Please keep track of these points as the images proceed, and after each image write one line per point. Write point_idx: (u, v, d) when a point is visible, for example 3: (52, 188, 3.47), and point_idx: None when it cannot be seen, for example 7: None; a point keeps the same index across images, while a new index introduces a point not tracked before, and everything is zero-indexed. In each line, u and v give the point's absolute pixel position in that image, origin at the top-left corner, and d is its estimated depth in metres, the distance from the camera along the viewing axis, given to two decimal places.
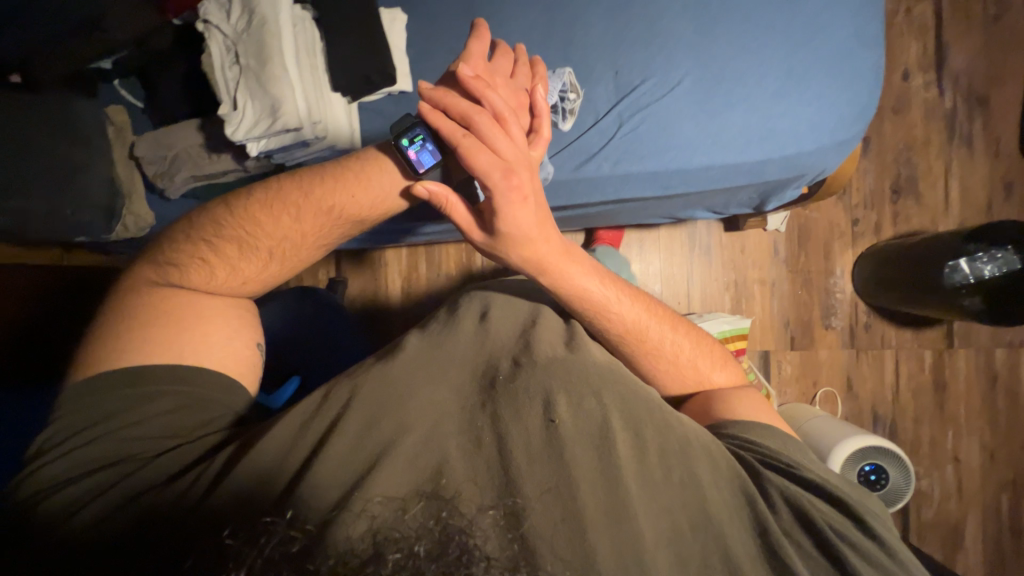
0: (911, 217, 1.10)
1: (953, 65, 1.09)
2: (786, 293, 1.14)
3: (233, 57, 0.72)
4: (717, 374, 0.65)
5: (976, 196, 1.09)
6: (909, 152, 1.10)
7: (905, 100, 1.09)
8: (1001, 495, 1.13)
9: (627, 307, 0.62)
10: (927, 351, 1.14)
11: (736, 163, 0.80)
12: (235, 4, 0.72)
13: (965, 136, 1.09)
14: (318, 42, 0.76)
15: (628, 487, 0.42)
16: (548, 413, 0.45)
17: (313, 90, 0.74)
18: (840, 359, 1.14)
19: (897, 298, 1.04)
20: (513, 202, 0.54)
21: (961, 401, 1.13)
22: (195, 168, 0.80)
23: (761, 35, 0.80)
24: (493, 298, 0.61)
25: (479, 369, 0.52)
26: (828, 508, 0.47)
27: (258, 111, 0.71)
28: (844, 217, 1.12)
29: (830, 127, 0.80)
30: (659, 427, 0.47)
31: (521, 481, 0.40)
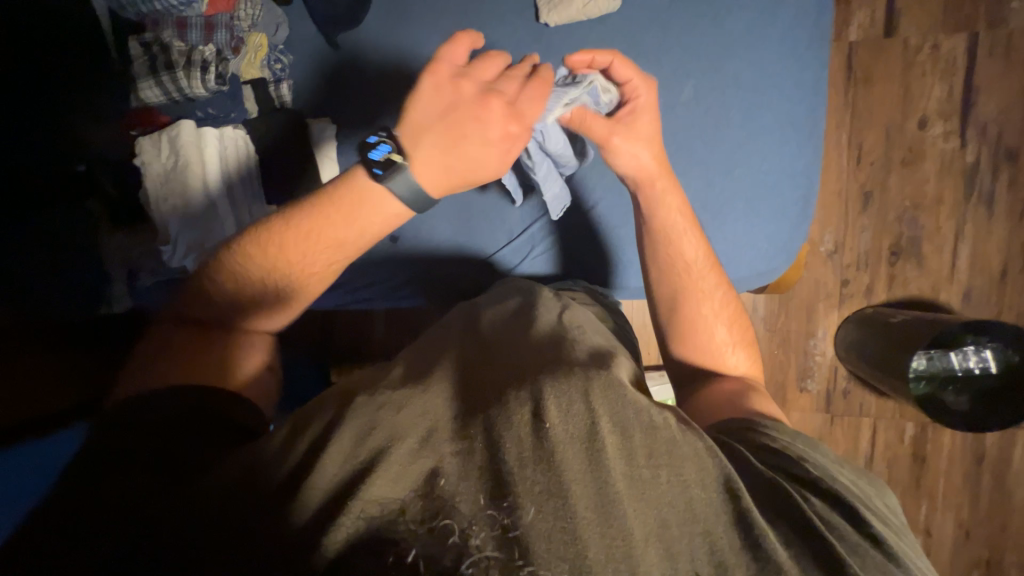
0: (910, 282, 1.11)
1: (981, 112, 1.07)
2: (762, 351, 1.14)
3: (163, 191, 0.76)
4: (739, 357, 0.67)
5: (985, 262, 1.09)
6: (915, 210, 1.10)
7: (919, 150, 1.09)
8: (972, 574, 1.11)
9: (693, 244, 0.68)
10: (910, 423, 1.11)
11: (748, 172, 0.81)
12: (164, 142, 0.76)
13: (987, 194, 1.09)
14: (253, 156, 0.79)
15: (615, 484, 0.35)
16: (538, 417, 0.36)
17: (243, 214, 0.78)
18: (813, 422, 1.14)
19: (875, 373, 1.04)
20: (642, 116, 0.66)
21: (941, 475, 1.11)
22: (155, 271, 0.82)
23: (685, 167, 0.81)
24: (481, 308, 0.59)
25: (460, 369, 0.44)
26: (822, 507, 0.42)
27: (190, 243, 0.77)
28: (833, 277, 1.12)
29: (746, 259, 0.83)
30: (648, 426, 0.38)
31: (511, 480, 0.34)
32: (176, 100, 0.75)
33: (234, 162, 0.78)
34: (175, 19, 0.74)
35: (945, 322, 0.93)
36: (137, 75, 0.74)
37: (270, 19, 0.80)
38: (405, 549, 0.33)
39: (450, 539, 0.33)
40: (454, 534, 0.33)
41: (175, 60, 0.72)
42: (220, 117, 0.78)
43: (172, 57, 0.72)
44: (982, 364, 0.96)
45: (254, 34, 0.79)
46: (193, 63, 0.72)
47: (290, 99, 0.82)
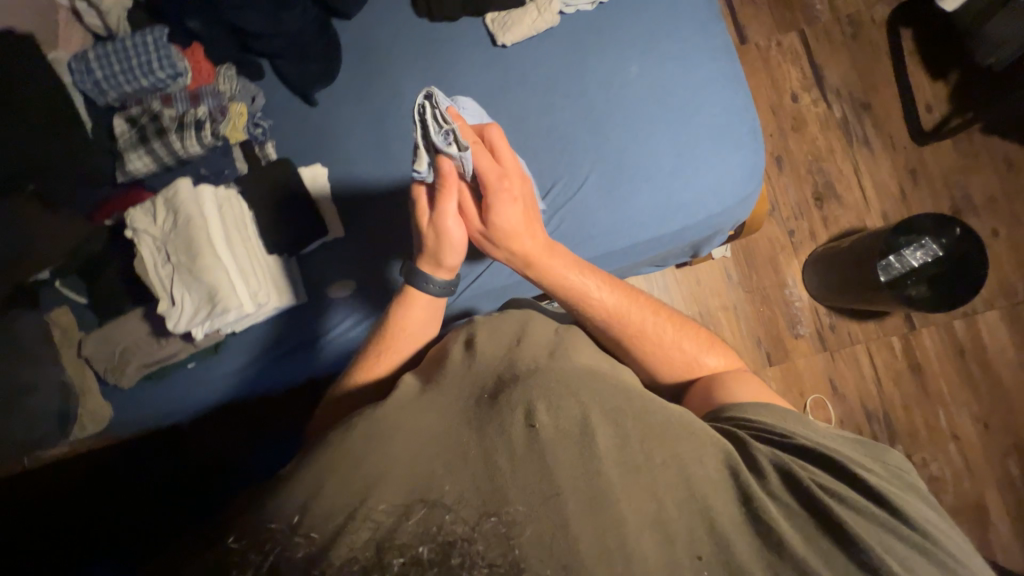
0: (840, 219, 1.19)
1: (831, 80, 1.22)
2: (749, 313, 1.18)
3: (165, 255, 0.77)
4: (711, 358, 0.62)
5: (887, 187, 1.20)
6: (818, 162, 1.21)
7: (800, 117, 1.21)
8: (1008, 462, 1.14)
9: (605, 295, 0.62)
10: (895, 338, 1.18)
11: (704, 142, 0.82)
12: (159, 206, 0.77)
13: (862, 137, 1.21)
14: (247, 214, 0.82)
15: (605, 471, 0.38)
16: (529, 420, 0.40)
17: (244, 267, 0.78)
18: (819, 364, 1.17)
19: (845, 298, 1.09)
20: (501, 201, 0.60)
21: (939, 377, 1.17)
22: (145, 356, 0.83)
23: (647, 121, 0.83)
24: (477, 325, 0.56)
25: (454, 391, 0.46)
26: (823, 475, 0.43)
27: (196, 301, 0.76)
28: (780, 231, 1.20)
29: (730, 189, 0.82)
30: (639, 413, 0.43)
31: (505, 487, 0.36)
32: (168, 164, 0.85)
33: (230, 220, 0.79)
34: (160, 96, 0.85)
35: (877, 234, 1.02)
36: (125, 150, 0.83)
37: (246, 92, 0.88)
38: (409, 550, 0.32)
39: (453, 541, 0.33)
40: (456, 536, 0.33)
41: (168, 126, 0.83)
42: (213, 176, 0.87)
43: (165, 124, 0.83)
44: (929, 254, 1.05)
45: (235, 103, 0.86)
46: (188, 126, 0.83)
47: (275, 155, 0.88)
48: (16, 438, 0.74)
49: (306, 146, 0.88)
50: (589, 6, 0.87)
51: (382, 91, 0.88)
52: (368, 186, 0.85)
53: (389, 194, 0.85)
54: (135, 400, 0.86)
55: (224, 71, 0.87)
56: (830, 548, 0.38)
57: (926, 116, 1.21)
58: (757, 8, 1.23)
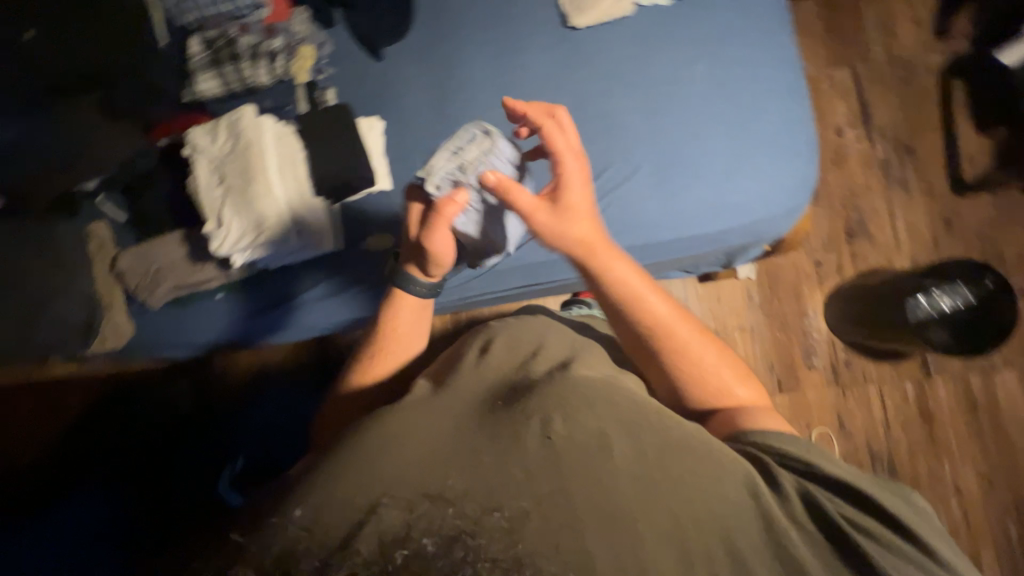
0: (868, 257, 1.18)
1: (877, 119, 1.21)
2: (766, 338, 1.16)
3: (218, 176, 0.74)
4: (741, 387, 0.58)
5: (920, 232, 1.18)
6: (854, 198, 1.19)
7: (842, 152, 1.20)
8: (1007, 525, 1.11)
9: (659, 303, 0.58)
10: (908, 383, 1.15)
11: (757, 152, 0.83)
12: (221, 128, 0.75)
13: (901, 179, 1.20)
14: (298, 150, 0.76)
15: (620, 482, 0.38)
16: (546, 430, 0.40)
17: (293, 201, 0.75)
18: (829, 398, 1.15)
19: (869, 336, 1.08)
20: (571, 182, 0.58)
21: (949, 429, 1.14)
22: (179, 280, 0.76)
23: (707, 121, 0.83)
24: (495, 333, 0.58)
25: (472, 395, 0.47)
26: (846, 506, 0.42)
27: (244, 226, 0.73)
28: (808, 260, 1.18)
29: (777, 198, 0.82)
30: (656, 428, 0.43)
31: (517, 492, 0.37)
32: (235, 92, 0.80)
33: (284, 153, 0.76)
34: (236, 24, 0.81)
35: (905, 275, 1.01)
36: (195, 71, 0.79)
37: (316, 37, 0.84)
38: (410, 542, 0.33)
39: (456, 534, 0.34)
40: (460, 529, 0.34)
41: (242, 52, 0.79)
42: (276, 109, 0.81)
43: (238, 50, 0.79)
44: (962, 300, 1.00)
45: (305, 45, 0.83)
46: (262, 55, 0.79)
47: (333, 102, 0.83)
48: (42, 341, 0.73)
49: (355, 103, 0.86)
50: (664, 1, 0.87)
51: (442, 55, 0.86)
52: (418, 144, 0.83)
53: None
54: (154, 325, 0.80)
55: (300, 14, 0.84)
56: (846, 573, 0.38)
57: (967, 167, 1.20)
58: (814, 38, 1.23)
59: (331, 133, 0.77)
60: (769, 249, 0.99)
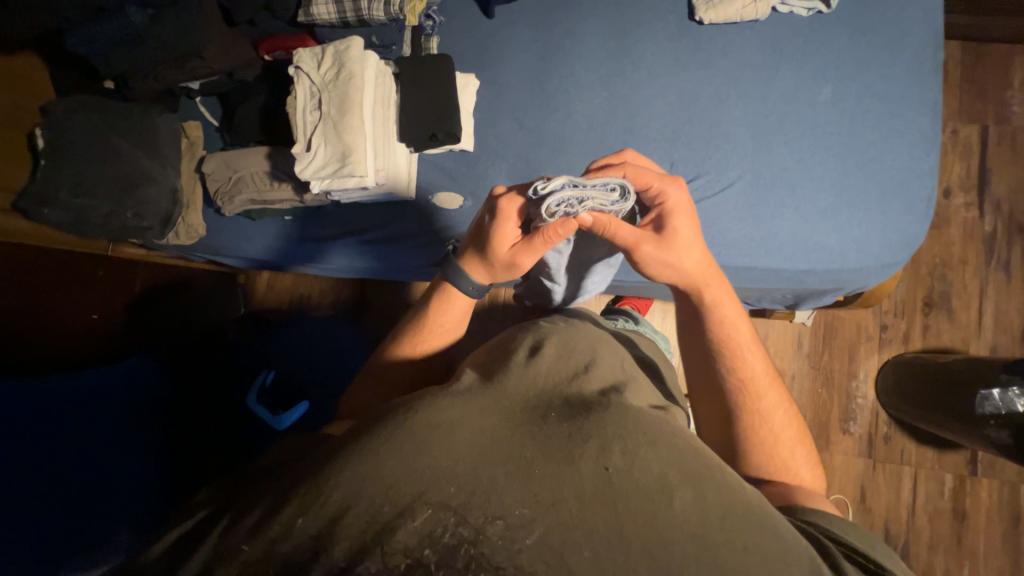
0: (942, 333, 1.10)
1: (995, 190, 1.11)
2: (807, 389, 1.11)
3: (316, 101, 0.74)
4: (803, 466, 0.55)
5: (1009, 321, 1.09)
6: (943, 268, 1.11)
7: (944, 216, 1.11)
8: None
9: (756, 360, 0.57)
10: (948, 474, 1.08)
11: (861, 198, 0.79)
12: (328, 55, 0.75)
13: (1003, 261, 1.10)
14: (393, 94, 0.79)
15: (673, 538, 0.35)
16: (603, 461, 0.38)
17: (382, 145, 0.76)
18: (856, 467, 1.09)
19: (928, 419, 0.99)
20: (678, 222, 0.55)
21: (981, 534, 1.06)
22: (255, 192, 0.79)
23: (814, 154, 0.80)
24: (549, 333, 0.52)
25: (527, 392, 0.45)
26: None
27: (329, 155, 0.73)
28: (873, 321, 1.11)
29: (876, 249, 0.78)
30: (719, 484, 0.39)
31: (559, 523, 0.34)
32: (348, 22, 0.81)
33: (381, 94, 0.77)
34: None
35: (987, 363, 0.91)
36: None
37: None
38: (414, 552, 0.32)
39: (459, 544, 0.33)
40: (462, 540, 0.33)
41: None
42: (381, 47, 0.84)
43: None
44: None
45: None
46: None
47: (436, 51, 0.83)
48: (124, 220, 0.75)
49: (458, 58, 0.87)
50: (804, 12, 0.83)
51: (554, 28, 0.84)
52: (512, 112, 0.83)
53: (531, 132, 0.82)
54: (229, 231, 0.86)
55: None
56: None
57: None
58: (946, 88, 1.13)
59: (432, 86, 0.78)
60: (838, 299, 0.94)
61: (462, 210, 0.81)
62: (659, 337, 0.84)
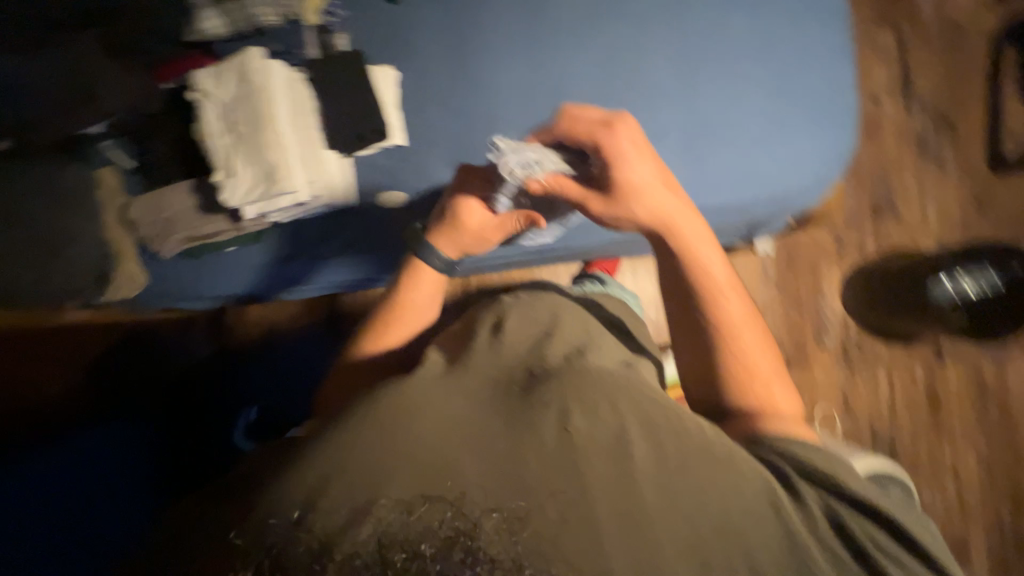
0: (892, 236, 1.14)
1: (918, 89, 1.14)
2: (779, 314, 1.15)
3: (226, 122, 0.67)
4: (782, 398, 0.57)
5: (950, 212, 1.14)
6: (884, 174, 1.15)
7: (877, 123, 1.15)
8: (1001, 507, 1.12)
9: (734, 302, 0.58)
10: (919, 366, 1.14)
11: (793, 122, 0.80)
12: (227, 68, 0.68)
13: (936, 157, 1.14)
14: (310, 98, 0.71)
15: (644, 488, 0.39)
16: (563, 422, 0.41)
17: (309, 156, 0.70)
18: (836, 376, 1.15)
19: None
20: (623, 165, 0.58)
21: (955, 413, 1.14)
22: (189, 229, 0.73)
23: (743, 84, 0.80)
24: (508, 311, 0.58)
25: (486, 374, 0.47)
26: (874, 531, 0.42)
27: (254, 178, 0.67)
28: (829, 237, 1.15)
29: (812, 167, 0.81)
30: (676, 430, 0.43)
31: (534, 490, 0.37)
32: (242, 33, 0.74)
33: (296, 100, 0.70)
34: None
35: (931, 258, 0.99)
36: (193, 5, 0.71)
37: None
38: (410, 545, 0.33)
39: (454, 537, 0.34)
40: (458, 532, 0.34)
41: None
42: (285, 53, 0.75)
43: None
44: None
45: None
46: None
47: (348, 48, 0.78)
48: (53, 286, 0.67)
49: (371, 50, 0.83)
50: None
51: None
52: (437, 90, 0.80)
53: (461, 113, 0.80)
54: (173, 275, 0.82)
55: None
56: None
57: (1008, 146, 1.14)
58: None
59: (346, 83, 0.72)
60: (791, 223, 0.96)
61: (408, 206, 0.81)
62: (629, 296, 0.85)
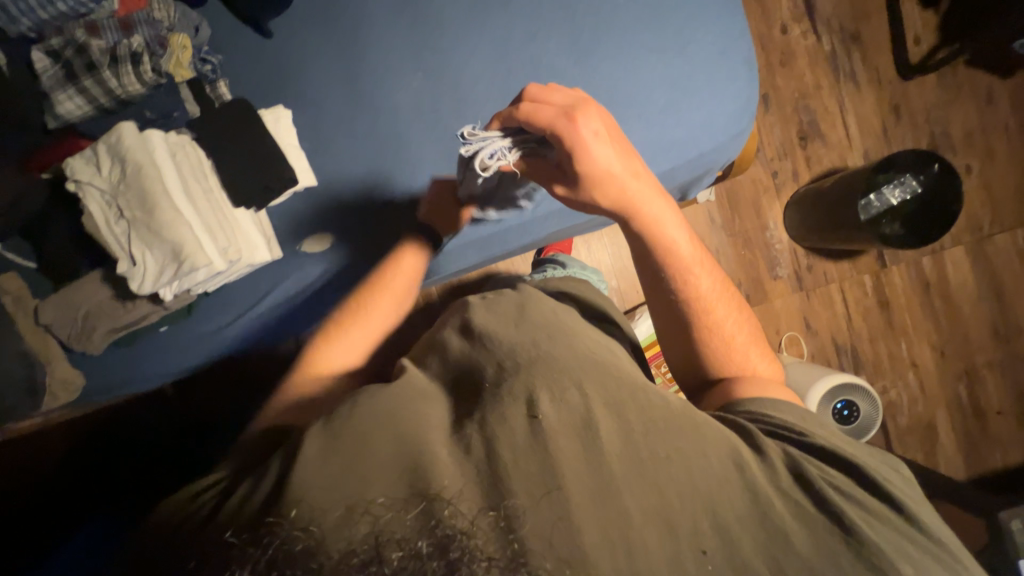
0: (822, 158, 1.18)
1: (821, 9, 1.16)
2: (732, 256, 1.18)
3: (117, 210, 0.66)
4: (762, 364, 0.60)
5: (870, 124, 1.19)
6: (804, 99, 1.18)
7: (789, 51, 1.17)
8: (958, 387, 1.22)
9: (702, 279, 0.60)
10: (866, 276, 1.21)
11: (693, 83, 0.83)
12: (101, 153, 0.66)
13: (850, 72, 1.18)
14: (204, 161, 0.72)
15: (613, 468, 0.40)
16: (532, 410, 0.42)
17: (213, 220, 0.69)
18: (795, 303, 1.20)
19: (823, 236, 1.11)
20: (589, 153, 0.52)
21: (905, 312, 1.22)
22: (112, 322, 0.71)
23: (638, 56, 0.82)
24: (475, 309, 0.58)
25: (450, 389, 0.49)
26: (837, 477, 0.45)
27: (160, 258, 0.66)
28: (764, 172, 1.18)
29: (723, 124, 0.84)
30: (641, 405, 0.45)
31: (509, 476, 0.38)
32: (105, 107, 0.70)
33: (187, 168, 0.70)
34: (84, 23, 0.69)
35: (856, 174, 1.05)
36: (49, 89, 0.68)
37: (187, 20, 0.75)
38: (408, 543, 0.31)
39: (453, 536, 0.31)
40: (454, 530, 0.32)
41: (99, 60, 0.67)
42: (161, 119, 0.74)
43: (93, 56, 0.67)
44: (907, 190, 1.04)
45: (176, 33, 0.72)
46: (122, 58, 0.67)
47: (230, 95, 0.77)
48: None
49: (265, 84, 0.80)
50: None
51: (349, 21, 0.81)
52: (343, 121, 0.80)
53: (368, 137, 0.80)
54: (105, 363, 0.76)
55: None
56: (840, 547, 0.40)
57: (914, 48, 1.19)
58: None
59: (237, 129, 0.73)
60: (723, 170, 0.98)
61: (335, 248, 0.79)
62: (586, 271, 0.87)
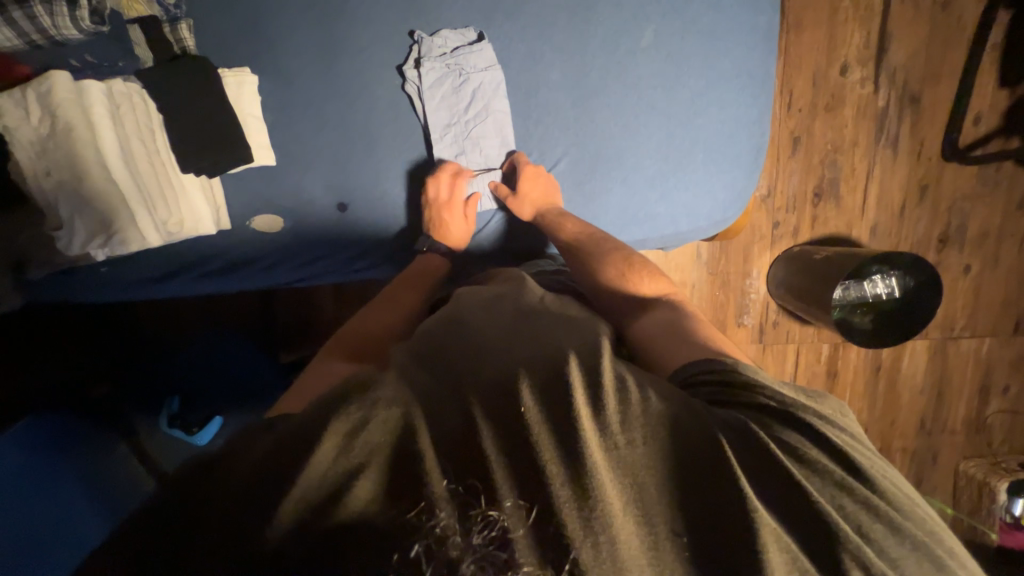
0: (829, 220, 1.21)
1: (891, 60, 1.14)
2: (705, 293, 1.18)
3: (40, 163, 0.63)
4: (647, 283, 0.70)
5: (891, 199, 1.22)
6: (835, 154, 1.18)
7: (840, 95, 1.15)
8: None
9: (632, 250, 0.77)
10: (826, 344, 1.24)
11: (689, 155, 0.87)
12: (30, 98, 0.62)
13: (892, 138, 1.19)
14: (153, 115, 0.69)
15: (602, 463, 0.34)
16: (513, 399, 0.37)
17: (152, 193, 0.69)
18: (749, 352, 1.23)
19: (796, 304, 1.14)
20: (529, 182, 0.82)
21: (849, 385, 1.26)
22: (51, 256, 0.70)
23: (642, 112, 0.85)
24: (460, 298, 0.57)
25: (418, 363, 0.43)
26: (832, 474, 0.38)
27: (89, 225, 0.66)
28: (767, 221, 1.19)
29: (706, 212, 0.91)
30: (620, 392, 0.38)
31: (494, 473, 0.33)
32: (37, 43, 0.65)
33: (130, 128, 0.67)
34: None
35: (846, 255, 1.07)
36: None
37: None
38: (404, 544, 0.31)
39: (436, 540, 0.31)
40: (448, 531, 0.31)
41: None
42: (103, 67, 0.69)
43: None
44: (888, 289, 1.10)
45: None
46: None
47: (195, 46, 0.71)
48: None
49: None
50: None
51: None
52: (331, 94, 0.77)
53: (341, 126, 0.78)
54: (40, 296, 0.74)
55: None
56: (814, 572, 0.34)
57: (971, 127, 1.22)
58: None
59: (201, 94, 0.69)
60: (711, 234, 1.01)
61: (285, 233, 0.79)
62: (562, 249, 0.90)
